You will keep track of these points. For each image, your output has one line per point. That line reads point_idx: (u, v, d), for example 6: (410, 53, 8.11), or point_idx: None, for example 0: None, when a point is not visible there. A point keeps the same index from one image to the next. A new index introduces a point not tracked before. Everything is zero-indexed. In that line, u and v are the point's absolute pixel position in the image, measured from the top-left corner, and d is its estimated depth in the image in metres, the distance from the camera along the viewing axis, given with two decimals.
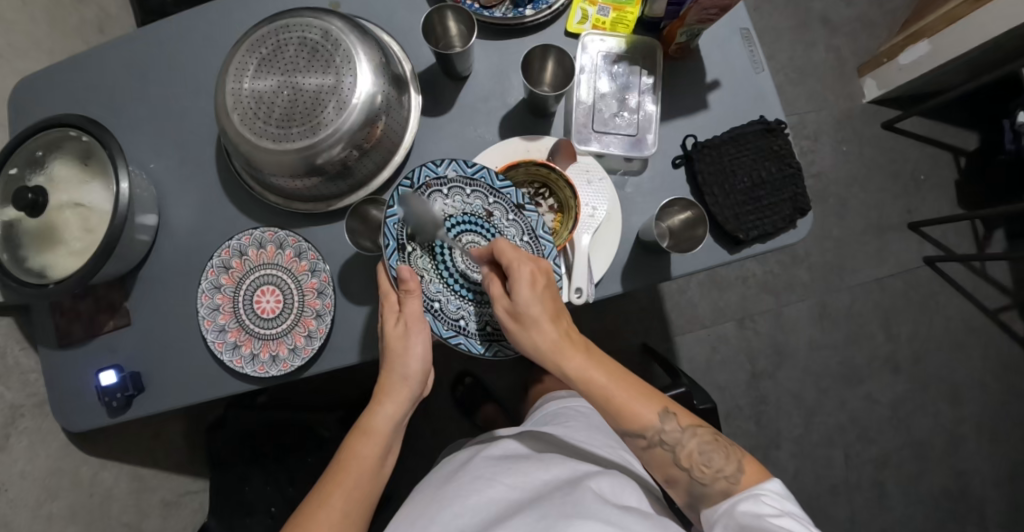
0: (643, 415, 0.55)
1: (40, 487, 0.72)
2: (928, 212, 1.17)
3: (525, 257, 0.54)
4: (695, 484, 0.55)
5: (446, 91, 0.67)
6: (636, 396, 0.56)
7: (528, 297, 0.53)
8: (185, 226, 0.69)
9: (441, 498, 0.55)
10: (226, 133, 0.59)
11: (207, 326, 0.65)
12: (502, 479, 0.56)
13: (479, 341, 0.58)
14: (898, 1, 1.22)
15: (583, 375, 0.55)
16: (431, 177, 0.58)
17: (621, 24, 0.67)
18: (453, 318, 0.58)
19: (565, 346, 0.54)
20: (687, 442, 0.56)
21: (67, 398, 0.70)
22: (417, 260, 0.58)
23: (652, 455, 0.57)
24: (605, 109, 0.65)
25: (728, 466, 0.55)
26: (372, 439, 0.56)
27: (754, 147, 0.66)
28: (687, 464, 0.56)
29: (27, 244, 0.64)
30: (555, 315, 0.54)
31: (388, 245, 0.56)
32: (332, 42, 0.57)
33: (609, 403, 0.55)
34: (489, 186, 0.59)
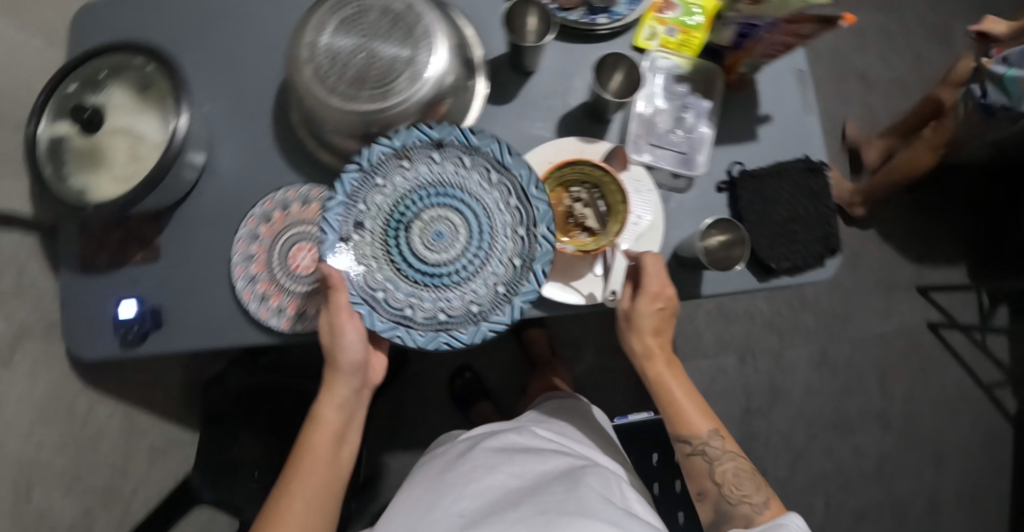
0: (696, 424, 0.61)
1: (35, 412, 0.70)
2: (938, 278, 1.18)
3: (663, 277, 0.59)
4: (723, 501, 0.59)
5: (511, 82, 0.67)
6: (697, 407, 0.62)
7: (644, 308, 0.60)
8: (230, 172, 0.69)
9: (443, 487, 0.55)
10: (295, 84, 0.59)
11: (238, 273, 0.66)
12: (502, 469, 0.55)
13: (422, 332, 0.59)
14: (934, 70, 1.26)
15: (661, 380, 0.62)
16: (387, 156, 0.61)
17: (685, 47, 0.70)
18: (397, 307, 0.60)
19: (653, 351, 0.62)
20: (727, 461, 0.59)
21: (82, 323, 0.69)
22: (368, 246, 0.61)
23: (690, 464, 0.61)
24: (661, 125, 0.67)
25: (756, 495, 0.58)
26: (320, 427, 0.62)
27: (794, 183, 0.69)
28: (720, 480, 0.59)
29: (71, 162, 0.64)
30: (659, 329, 0.62)
31: (330, 236, 0.59)
32: (414, 16, 0.58)
33: (676, 407, 0.62)
34: (461, 150, 0.62)
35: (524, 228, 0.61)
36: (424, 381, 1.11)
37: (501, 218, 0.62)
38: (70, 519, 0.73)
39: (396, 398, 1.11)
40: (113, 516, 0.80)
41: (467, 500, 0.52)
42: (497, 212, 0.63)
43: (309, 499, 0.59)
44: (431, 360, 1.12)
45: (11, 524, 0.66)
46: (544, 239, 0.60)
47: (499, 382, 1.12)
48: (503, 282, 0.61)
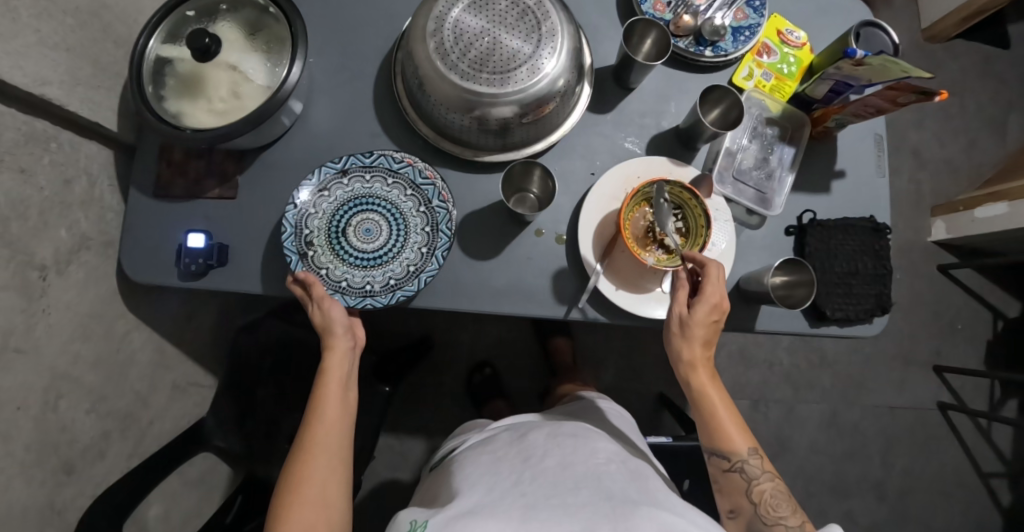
0: (735, 438, 0.59)
1: (79, 324, 0.70)
2: (954, 360, 1.20)
3: (721, 290, 0.59)
4: (757, 520, 0.57)
5: (611, 93, 0.69)
6: (736, 423, 0.60)
7: (700, 313, 0.59)
8: (323, 125, 0.69)
9: (495, 470, 0.55)
10: (414, 53, 0.61)
11: None
12: (554, 456, 0.55)
13: (384, 295, 0.62)
14: (985, 159, 1.29)
15: (701, 391, 0.60)
16: (310, 191, 0.63)
17: (777, 91, 0.73)
18: (359, 287, 0.62)
19: (699, 360, 0.60)
20: (766, 481, 0.58)
21: (145, 246, 0.69)
22: (321, 256, 0.63)
23: (726, 481, 0.59)
24: (746, 163, 0.70)
25: (792, 518, 0.55)
26: (329, 388, 0.60)
27: (858, 239, 0.71)
28: (756, 500, 0.57)
29: (172, 86, 0.65)
30: (708, 340, 0.60)
31: (291, 258, 0.62)
32: (543, 13, 0.60)
33: (715, 419, 0.60)
34: (362, 165, 0.64)
35: (424, 205, 0.64)
36: (443, 370, 1.12)
37: (416, 215, 0.64)
38: (88, 438, 0.72)
39: (415, 382, 1.11)
40: (126, 444, 0.79)
41: (525, 482, 0.52)
42: (412, 212, 0.64)
43: (327, 454, 0.57)
44: (453, 351, 1.13)
45: (34, 430, 0.64)
46: (444, 219, 0.64)
47: (516, 384, 1.12)
48: (426, 242, 0.63)
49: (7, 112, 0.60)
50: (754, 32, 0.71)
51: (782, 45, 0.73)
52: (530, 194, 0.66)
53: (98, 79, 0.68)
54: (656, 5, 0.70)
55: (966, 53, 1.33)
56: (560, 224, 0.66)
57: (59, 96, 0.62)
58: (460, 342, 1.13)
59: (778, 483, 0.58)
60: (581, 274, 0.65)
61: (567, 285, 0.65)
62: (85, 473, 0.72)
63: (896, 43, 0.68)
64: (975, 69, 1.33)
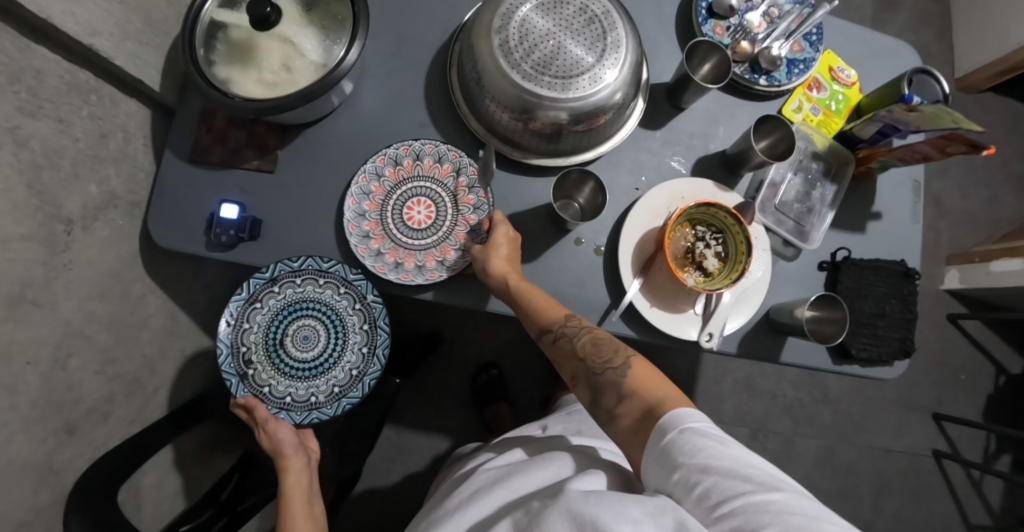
0: (550, 309, 0.58)
1: (96, 282, 0.68)
2: (954, 410, 1.21)
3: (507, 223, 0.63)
4: (592, 374, 0.53)
5: (663, 111, 0.69)
6: (549, 299, 0.59)
7: (502, 233, 0.61)
8: (370, 109, 0.69)
9: (448, 513, 0.53)
10: (477, 48, 0.60)
11: (350, 204, 0.65)
12: (501, 486, 0.53)
13: (329, 405, 0.65)
14: (1005, 214, 1.31)
15: (516, 285, 0.59)
16: (240, 305, 0.64)
17: (824, 126, 0.73)
18: (303, 401, 0.65)
19: (507, 270, 0.60)
20: (586, 333, 0.56)
21: (174, 210, 0.67)
22: (262, 373, 0.64)
23: (556, 353, 0.57)
24: (788, 194, 0.70)
25: (617, 359, 0.53)
26: (292, 503, 0.62)
27: (887, 281, 0.71)
28: (583, 355, 0.55)
29: (224, 50, 0.63)
30: (510, 256, 0.61)
31: (232, 381, 0.63)
32: (609, 23, 0.61)
33: (530, 302, 0.58)
34: (290, 270, 0.64)
35: (359, 301, 0.65)
36: (449, 367, 1.11)
37: (353, 315, 0.66)
38: (94, 398, 0.71)
39: (419, 376, 1.10)
40: (129, 408, 0.77)
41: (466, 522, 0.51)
42: (348, 311, 0.66)
43: None
44: (461, 349, 1.12)
45: (41, 386, 0.62)
46: (379, 315, 0.65)
47: (520, 389, 1.12)
48: (365, 342, 0.66)
49: (53, 58, 0.58)
50: (808, 67, 0.71)
51: (832, 82, 0.73)
52: (575, 203, 0.66)
53: (148, 36, 0.67)
54: (716, 27, 0.70)
55: (996, 108, 1.36)
56: (600, 235, 0.66)
57: (107, 49, 0.61)
58: (468, 340, 1.12)
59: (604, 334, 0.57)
60: (617, 289, 0.65)
61: (600, 297, 0.65)
62: (86, 435, 0.70)
63: (947, 94, 0.68)
64: (1004, 124, 1.35)
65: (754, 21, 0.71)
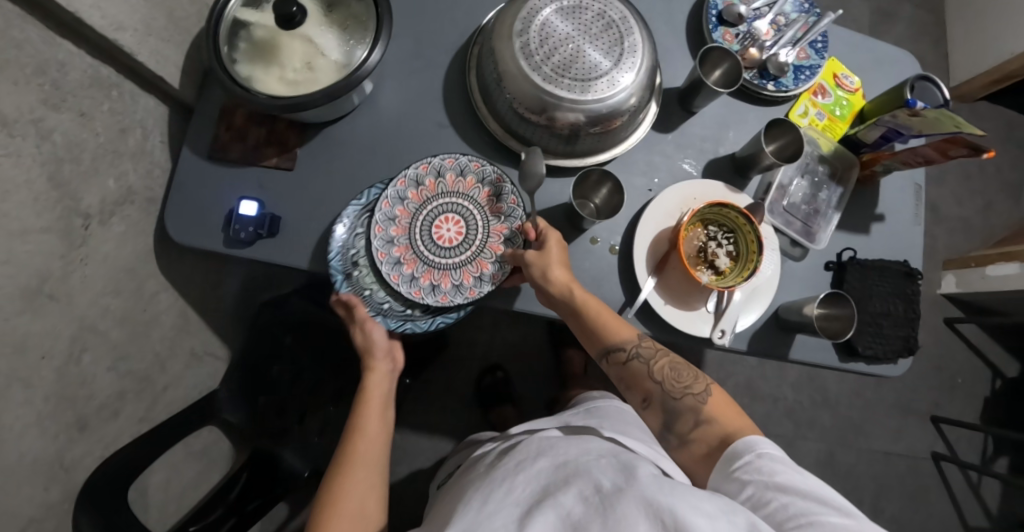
0: (620, 330, 0.60)
1: (111, 276, 0.68)
2: (951, 412, 1.24)
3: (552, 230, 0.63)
4: (668, 398, 0.58)
5: (676, 114, 0.71)
6: (615, 316, 0.61)
7: (553, 243, 0.61)
8: (389, 109, 0.70)
9: (493, 480, 0.54)
10: (497, 50, 0.62)
11: (377, 232, 0.64)
12: (545, 459, 0.55)
13: (424, 320, 0.65)
14: (999, 222, 1.34)
15: (583, 304, 0.59)
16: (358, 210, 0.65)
17: (829, 131, 0.75)
18: (400, 311, 0.66)
19: (571, 284, 0.60)
20: (662, 357, 0.60)
21: (193, 206, 0.68)
22: (366, 276, 0.65)
23: (628, 371, 0.60)
24: (795, 196, 0.72)
25: (695, 385, 0.58)
26: (369, 409, 0.65)
27: (892, 281, 0.73)
28: (659, 378, 0.59)
29: (247, 48, 0.65)
30: (568, 269, 0.61)
31: (337, 278, 0.64)
32: (626, 28, 0.63)
33: (606, 321, 0.60)
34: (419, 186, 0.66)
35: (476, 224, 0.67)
36: (454, 369, 1.11)
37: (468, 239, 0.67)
38: (106, 394, 0.71)
39: (425, 378, 1.10)
40: (139, 405, 0.77)
41: (518, 489, 0.51)
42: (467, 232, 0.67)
43: (367, 466, 0.61)
44: (468, 351, 1.12)
45: (55, 379, 0.62)
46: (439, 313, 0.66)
47: (526, 391, 1.12)
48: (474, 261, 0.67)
49: (78, 53, 0.59)
50: (814, 73, 0.73)
51: (836, 88, 0.76)
52: (592, 203, 0.67)
53: (170, 33, 0.68)
54: (726, 34, 0.72)
55: (990, 119, 1.40)
56: (615, 235, 0.67)
57: (131, 44, 0.61)
58: (474, 342, 1.13)
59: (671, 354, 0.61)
60: (631, 288, 0.66)
61: (614, 295, 0.66)
62: (97, 431, 0.70)
63: (947, 100, 0.71)
64: (997, 134, 1.39)
65: (762, 29, 0.73)
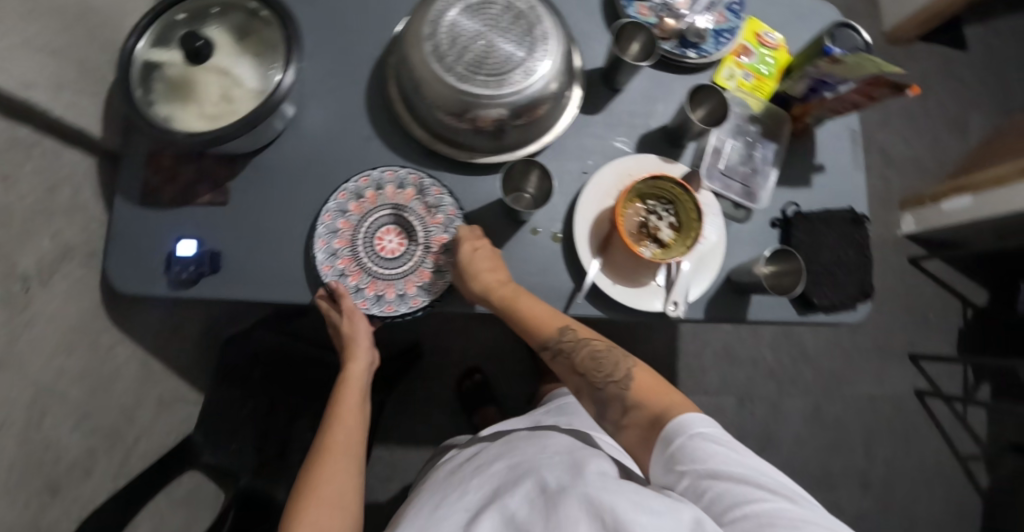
0: (541, 326, 0.60)
1: (62, 336, 0.68)
2: (928, 348, 1.25)
3: (474, 234, 0.64)
4: (594, 390, 0.58)
5: (601, 94, 0.71)
6: (541, 312, 0.61)
7: (468, 253, 0.61)
8: (315, 129, 0.69)
9: (455, 484, 0.59)
10: (411, 55, 0.62)
11: (320, 245, 0.64)
12: (503, 461, 0.59)
13: (400, 307, 0.64)
14: (950, 156, 1.35)
15: (507, 304, 0.60)
16: (336, 206, 0.66)
17: (758, 90, 0.76)
18: (378, 298, 0.64)
19: (491, 286, 0.60)
20: (583, 349, 0.60)
21: (132, 253, 0.67)
22: (346, 266, 0.65)
23: (557, 365, 0.62)
24: (731, 158, 0.72)
25: (618, 373, 0.58)
26: (348, 398, 0.65)
27: (839, 227, 0.73)
28: (582, 371, 0.59)
29: (162, 89, 0.64)
30: (492, 269, 0.61)
31: (323, 268, 0.64)
32: (535, 17, 0.62)
33: (527, 320, 0.60)
34: (395, 184, 0.67)
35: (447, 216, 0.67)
36: (434, 378, 1.11)
37: (435, 230, 0.66)
38: (74, 455, 0.70)
39: (404, 392, 1.10)
40: (111, 461, 0.77)
41: (470, 495, 0.56)
42: (434, 227, 0.66)
43: (347, 454, 0.61)
44: (445, 358, 1.12)
45: (18, 448, 0.61)
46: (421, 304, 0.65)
47: (507, 390, 1.12)
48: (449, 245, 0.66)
49: None
50: (734, 35, 0.74)
51: (759, 47, 0.76)
52: (525, 194, 0.68)
53: (83, 85, 0.67)
54: (641, 9, 0.72)
55: (927, 57, 1.41)
56: (555, 223, 0.67)
57: (45, 101, 0.61)
58: (449, 348, 1.12)
59: (598, 342, 0.61)
60: (578, 273, 0.66)
61: (563, 282, 0.66)
62: (70, 492, 0.69)
63: (869, 43, 0.70)
64: (937, 70, 1.41)
65: None
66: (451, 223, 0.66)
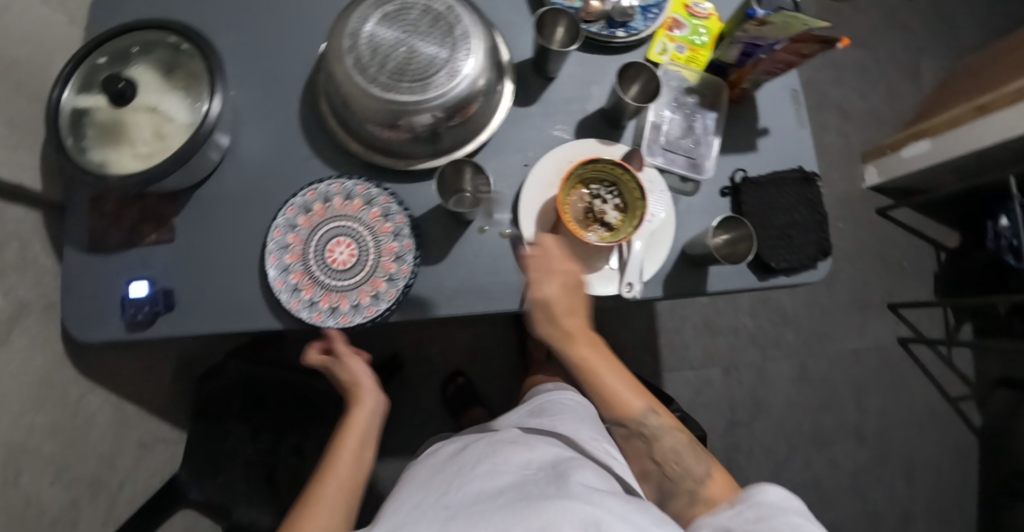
0: (630, 404, 0.61)
1: (30, 394, 0.68)
2: (906, 296, 1.25)
3: (561, 259, 0.59)
4: (664, 480, 0.59)
5: (534, 85, 0.71)
6: (629, 388, 0.62)
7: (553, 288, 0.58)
8: (252, 156, 0.69)
9: (432, 488, 0.56)
10: (334, 71, 0.61)
11: (272, 262, 0.65)
12: (484, 467, 0.56)
13: (354, 316, 0.63)
14: (905, 104, 1.36)
15: (584, 365, 0.60)
16: (285, 222, 0.66)
17: (693, 62, 0.75)
18: (331, 311, 0.64)
19: (575, 337, 0.60)
20: (665, 438, 0.60)
21: (86, 300, 0.67)
22: (296, 281, 0.65)
23: (632, 446, 0.62)
24: (671, 132, 0.72)
25: (698, 469, 0.58)
26: (352, 437, 0.65)
27: (790, 189, 0.73)
28: (659, 459, 0.60)
29: (93, 134, 0.63)
30: (571, 312, 0.59)
31: (275, 283, 0.64)
32: (454, 17, 0.62)
33: (607, 393, 0.61)
34: (343, 195, 0.67)
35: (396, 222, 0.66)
36: (419, 386, 1.11)
37: (386, 236, 0.66)
38: (55, 510, 0.71)
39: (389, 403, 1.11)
40: (96, 510, 0.78)
41: (447, 497, 0.53)
42: (385, 234, 0.66)
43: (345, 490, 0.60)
44: (427, 365, 1.12)
45: None
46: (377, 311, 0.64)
47: (492, 389, 1.12)
48: (401, 250, 0.65)
49: None
50: (661, 9, 0.73)
51: (690, 18, 0.76)
52: (467, 193, 0.66)
53: (14, 140, 0.67)
54: None
55: (872, 7, 1.41)
56: (502, 219, 0.68)
57: None
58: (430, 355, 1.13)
59: (679, 435, 0.61)
60: None
61: (515, 277, 0.66)
62: None
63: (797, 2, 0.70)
64: (884, 19, 1.40)
65: None
66: (401, 230, 0.66)
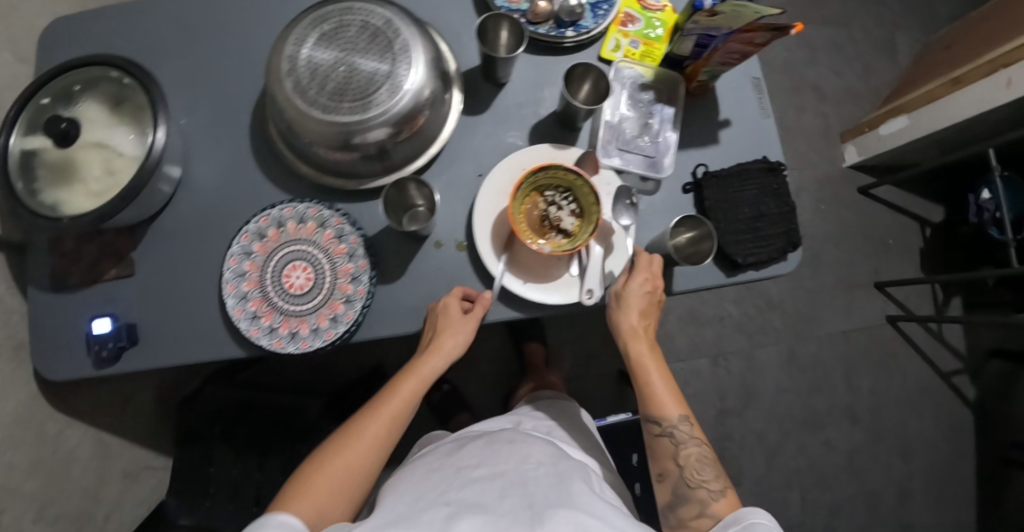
0: (667, 407, 0.64)
1: (6, 435, 0.69)
2: (894, 274, 1.23)
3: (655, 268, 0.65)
4: (681, 484, 0.61)
5: (484, 92, 0.70)
6: (673, 394, 0.64)
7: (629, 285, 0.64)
8: (206, 184, 0.69)
9: (428, 483, 0.55)
10: (274, 95, 0.61)
11: (229, 291, 0.65)
12: (485, 464, 0.57)
13: (313, 339, 0.63)
14: (882, 79, 1.33)
15: (638, 361, 0.66)
16: (240, 250, 0.65)
17: (648, 57, 0.74)
18: (289, 336, 0.63)
19: (639, 333, 0.66)
20: (693, 446, 0.62)
21: (51, 340, 0.67)
22: (253, 308, 0.64)
23: (658, 445, 0.64)
24: (629, 129, 0.70)
25: (713, 484, 0.60)
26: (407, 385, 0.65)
27: (753, 181, 0.72)
28: (682, 462, 0.62)
29: (43, 175, 0.63)
30: (644, 312, 0.65)
31: (232, 311, 0.64)
32: (392, 31, 0.60)
33: (647, 389, 0.65)
34: (296, 219, 0.66)
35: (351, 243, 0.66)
36: None
37: (340, 258, 0.65)
38: None
39: None
40: None
41: (454, 492, 0.52)
42: (340, 256, 0.65)
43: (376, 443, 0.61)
44: None
45: None
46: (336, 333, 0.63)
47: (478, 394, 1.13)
48: (356, 272, 0.65)
49: None
50: (611, 4, 0.72)
51: (643, 11, 0.74)
52: (420, 208, 0.66)
53: None
54: None
55: None
56: (458, 232, 0.67)
57: None
58: None
59: (705, 450, 0.63)
60: (489, 278, 0.66)
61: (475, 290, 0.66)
62: None
63: None
64: None
65: None
66: (355, 251, 0.65)
